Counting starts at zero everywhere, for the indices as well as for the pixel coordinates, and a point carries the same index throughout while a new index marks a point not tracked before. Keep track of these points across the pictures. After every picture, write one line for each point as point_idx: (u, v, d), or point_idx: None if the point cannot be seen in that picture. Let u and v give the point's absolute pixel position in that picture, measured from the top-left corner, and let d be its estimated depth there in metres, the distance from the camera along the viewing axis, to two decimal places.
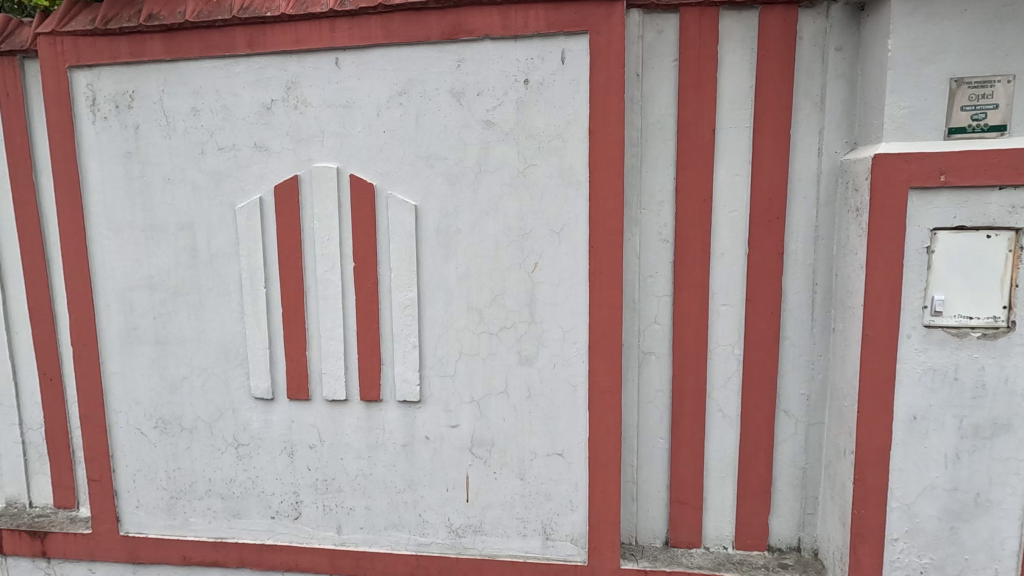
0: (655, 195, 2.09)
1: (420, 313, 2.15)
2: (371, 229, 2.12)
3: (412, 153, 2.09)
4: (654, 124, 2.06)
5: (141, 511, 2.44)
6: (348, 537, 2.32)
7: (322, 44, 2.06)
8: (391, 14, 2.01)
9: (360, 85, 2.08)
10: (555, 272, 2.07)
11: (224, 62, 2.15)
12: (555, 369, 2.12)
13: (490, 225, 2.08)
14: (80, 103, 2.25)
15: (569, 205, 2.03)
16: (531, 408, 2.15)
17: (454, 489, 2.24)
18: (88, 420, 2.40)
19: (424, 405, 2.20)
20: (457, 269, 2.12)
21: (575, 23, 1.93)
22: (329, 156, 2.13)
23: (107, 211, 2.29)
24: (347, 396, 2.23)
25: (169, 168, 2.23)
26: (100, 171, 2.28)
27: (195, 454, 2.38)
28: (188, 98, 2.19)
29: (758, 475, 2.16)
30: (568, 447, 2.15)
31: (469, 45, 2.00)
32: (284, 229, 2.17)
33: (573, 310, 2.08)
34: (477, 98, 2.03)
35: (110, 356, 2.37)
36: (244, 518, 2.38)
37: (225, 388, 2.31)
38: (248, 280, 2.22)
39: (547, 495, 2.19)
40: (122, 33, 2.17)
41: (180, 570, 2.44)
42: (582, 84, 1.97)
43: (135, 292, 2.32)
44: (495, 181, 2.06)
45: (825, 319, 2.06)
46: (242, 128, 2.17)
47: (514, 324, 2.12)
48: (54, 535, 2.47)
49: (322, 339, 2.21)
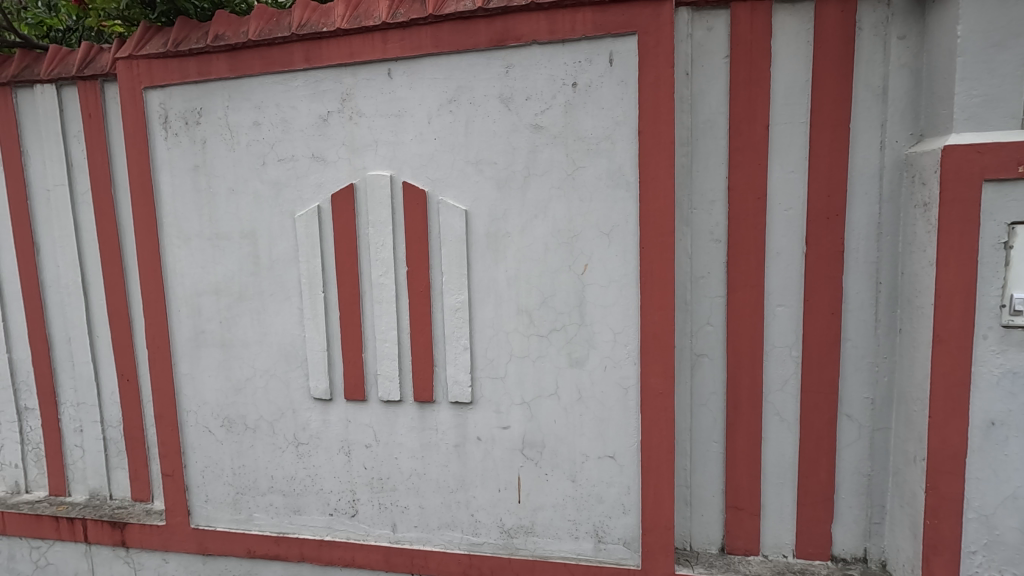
0: (706, 195, 2.06)
1: (471, 315, 2.19)
2: (423, 234, 2.18)
3: (462, 159, 2.13)
4: (705, 122, 2.03)
5: (209, 506, 2.58)
6: (403, 535, 2.38)
7: (376, 56, 2.13)
8: (440, 24, 2.06)
9: (412, 94, 2.14)
10: (605, 274, 2.07)
11: (283, 78, 2.25)
12: (605, 371, 2.11)
13: (540, 228, 2.10)
14: (153, 121, 2.41)
15: (618, 206, 2.03)
16: (582, 411, 2.15)
17: (506, 490, 2.26)
18: (161, 419, 2.56)
19: (475, 406, 2.23)
20: (506, 272, 2.14)
21: (623, 24, 1.93)
22: (382, 165, 2.20)
23: (177, 221, 2.44)
24: (401, 397, 2.29)
25: (233, 180, 2.36)
26: (172, 184, 2.42)
27: (258, 451, 2.49)
28: (251, 113, 2.30)
29: (819, 482, 2.09)
30: (619, 449, 2.13)
31: (517, 51, 2.03)
32: (340, 235, 2.25)
33: (623, 312, 2.07)
34: (525, 103, 2.06)
35: (181, 357, 2.51)
36: (304, 514, 2.47)
37: (286, 388, 2.41)
38: (307, 285, 2.31)
39: (598, 498, 2.18)
40: (191, 54, 2.32)
41: (245, 562, 2.55)
42: (630, 85, 1.97)
43: (203, 298, 2.45)
44: (544, 184, 2.07)
45: (890, 319, 1.97)
46: (301, 140, 2.27)
47: (564, 326, 2.12)
48: (132, 526, 2.64)
49: (377, 341, 2.28)
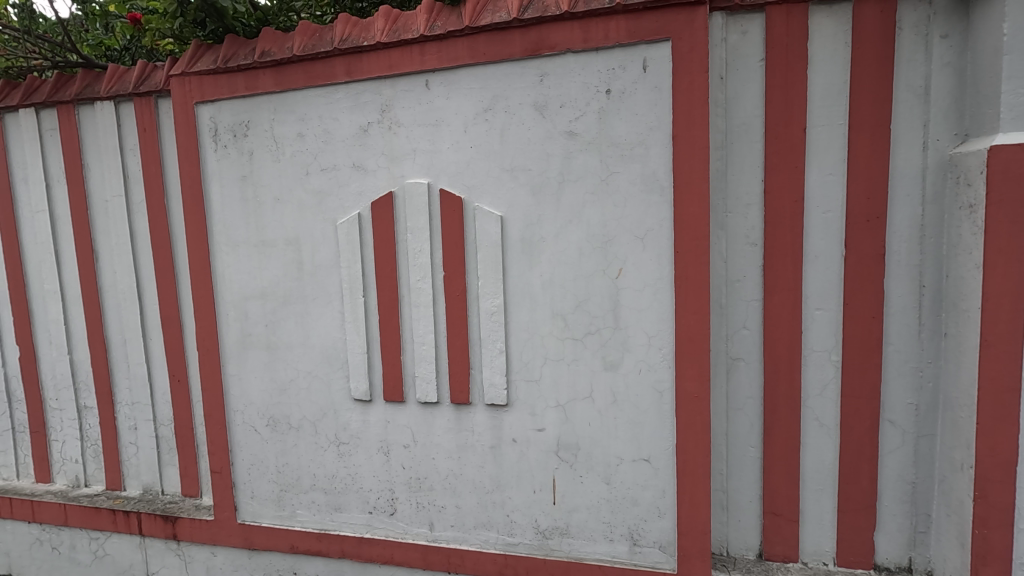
0: (741, 198, 2.05)
1: (506, 319, 2.23)
2: (460, 239, 2.23)
3: (497, 166, 2.18)
4: (739, 126, 2.03)
5: (255, 502, 2.68)
6: (440, 534, 2.43)
7: (414, 68, 2.20)
8: (476, 35, 2.12)
9: (448, 104, 2.20)
10: (639, 277, 2.08)
11: (326, 91, 2.34)
12: (640, 374, 2.12)
13: (574, 232, 2.13)
14: (204, 134, 2.54)
15: (652, 210, 2.04)
16: (617, 413, 2.16)
17: (541, 491, 2.29)
18: (211, 418, 2.68)
19: (511, 409, 2.27)
20: (541, 277, 2.18)
21: (656, 32, 1.95)
22: (420, 173, 2.27)
23: (226, 229, 2.55)
24: (438, 398, 2.35)
25: (278, 189, 2.46)
26: (221, 194, 2.54)
27: (301, 450, 2.58)
28: (295, 124, 2.40)
29: (861, 489, 2.06)
30: (654, 452, 2.14)
31: (551, 60, 2.07)
32: (380, 241, 2.33)
33: (658, 316, 2.08)
34: (560, 110, 2.09)
35: (229, 359, 2.63)
36: (344, 512, 2.55)
37: (328, 389, 2.50)
38: (348, 289, 2.40)
39: (633, 501, 2.19)
40: (239, 70, 2.43)
41: (289, 558, 2.65)
42: (664, 91, 1.98)
43: (250, 302, 2.56)
44: (579, 190, 2.11)
45: (934, 323, 1.93)
46: (342, 150, 2.35)
47: (598, 330, 2.15)
48: (183, 520, 2.76)
49: (415, 344, 2.35)
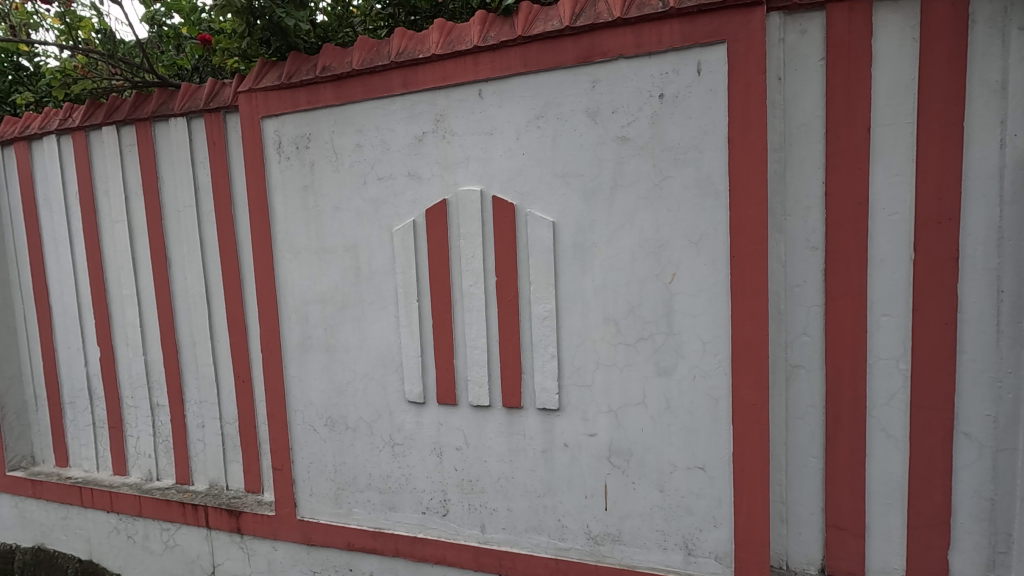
0: (800, 201, 2.00)
1: (558, 324, 2.24)
2: (512, 244, 2.27)
3: (550, 172, 2.20)
4: (799, 127, 1.98)
5: (313, 499, 2.78)
6: (491, 536, 2.46)
7: (468, 78, 2.26)
8: (529, 45, 2.15)
9: (501, 113, 2.24)
10: (694, 282, 2.06)
11: (383, 102, 2.43)
12: (695, 381, 2.09)
13: (627, 237, 2.13)
14: (269, 147, 2.67)
15: (707, 214, 2.02)
16: (670, 420, 2.14)
17: (592, 496, 2.28)
18: (274, 417, 2.80)
19: (562, 413, 2.28)
20: (593, 282, 2.18)
21: (711, 34, 1.94)
22: (473, 181, 2.31)
23: (289, 237, 2.68)
24: (491, 402, 2.38)
25: (338, 198, 2.56)
26: (284, 203, 2.67)
27: (357, 450, 2.66)
28: (353, 136, 2.50)
29: (933, 504, 1.95)
30: (710, 460, 2.10)
31: (603, 66, 2.08)
32: (434, 247, 2.39)
33: (713, 321, 2.04)
34: (612, 116, 2.10)
35: (290, 361, 2.74)
36: (398, 511, 2.62)
37: (383, 391, 2.58)
38: (403, 294, 2.47)
39: (687, 509, 2.15)
40: (302, 85, 2.55)
41: (344, 555, 2.73)
42: (719, 93, 1.96)
43: (310, 306, 2.67)
44: (631, 195, 2.10)
45: (1013, 331, 1.83)
46: (398, 160, 2.43)
47: (651, 335, 2.13)
48: (246, 514, 2.90)
49: (468, 348, 2.39)
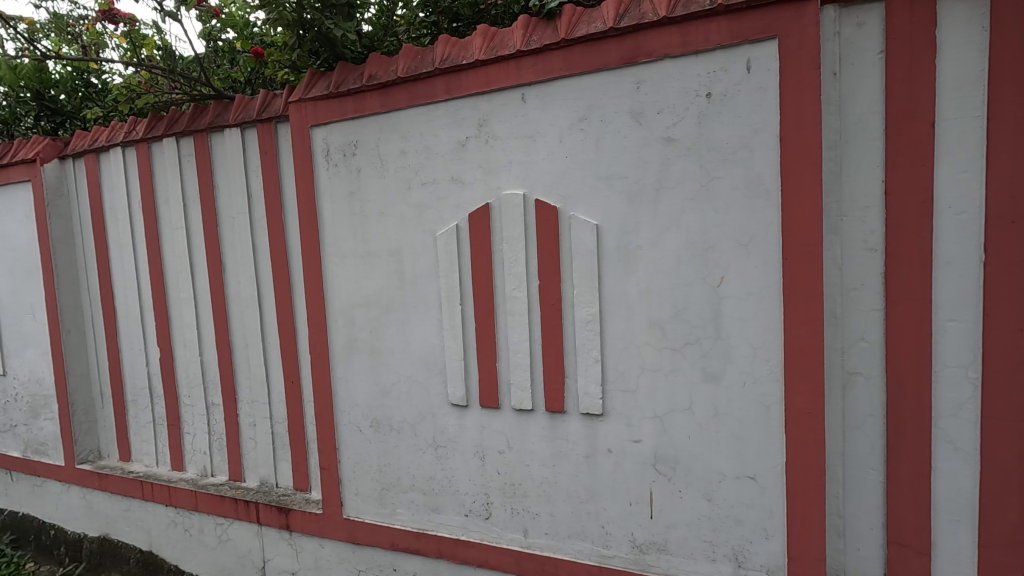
0: (857, 201, 1.92)
1: (602, 328, 2.22)
2: (554, 248, 2.26)
3: (593, 175, 2.18)
4: (855, 124, 1.90)
5: (358, 499, 2.83)
6: (534, 541, 2.44)
7: (511, 82, 2.27)
8: (572, 47, 2.15)
9: (544, 116, 2.24)
10: (743, 286, 2.00)
11: (427, 109, 2.47)
12: (744, 388, 2.03)
13: (672, 240, 2.08)
14: (317, 155, 2.75)
15: (757, 216, 1.96)
16: (718, 427, 2.08)
17: (637, 504, 2.24)
18: (321, 417, 2.88)
19: (606, 419, 2.25)
20: (637, 285, 2.15)
21: (760, 30, 1.89)
22: (516, 185, 2.32)
23: (336, 242, 2.75)
24: (533, 406, 2.38)
25: (383, 204, 2.61)
26: (331, 209, 2.74)
27: (401, 451, 2.70)
28: (398, 142, 2.55)
29: (1007, 523, 1.82)
30: (761, 470, 2.03)
31: (648, 67, 2.06)
32: (477, 251, 2.41)
33: (764, 326, 1.98)
34: (657, 116, 2.07)
35: (337, 362, 2.81)
36: (441, 513, 2.64)
37: (426, 394, 2.61)
38: (446, 298, 2.49)
39: (737, 520, 2.09)
40: (349, 94, 2.62)
41: (388, 554, 2.77)
42: (770, 91, 1.91)
43: (356, 310, 2.74)
44: (677, 196, 2.06)
45: None
46: (441, 165, 2.46)
47: (698, 339, 2.08)
48: (295, 511, 2.98)
49: (510, 352, 2.39)
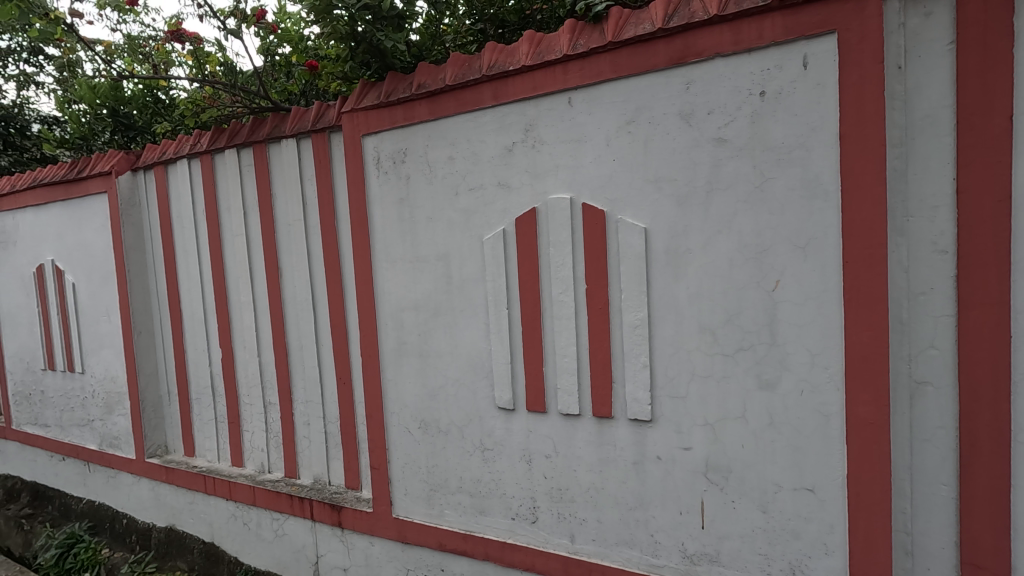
0: (925, 200, 1.80)
1: (651, 333, 2.19)
2: (602, 252, 2.24)
3: (641, 178, 2.16)
4: (922, 119, 1.78)
5: (408, 499, 2.89)
6: (581, 547, 2.43)
7: (557, 86, 2.27)
8: (619, 50, 2.14)
9: (591, 120, 2.23)
10: (800, 290, 1.93)
11: (474, 115, 2.50)
12: (802, 396, 1.95)
13: (724, 243, 2.03)
14: (368, 163, 2.83)
15: (815, 217, 1.89)
16: (774, 436, 2.01)
17: (688, 513, 2.19)
18: (372, 417, 2.96)
19: (655, 425, 2.22)
20: (688, 289, 2.11)
21: (818, 25, 1.82)
22: (563, 189, 2.32)
23: (386, 247, 2.82)
24: (580, 411, 2.36)
25: (431, 209, 2.66)
26: (382, 215, 2.81)
27: (449, 453, 2.74)
28: (446, 148, 2.60)
29: None
30: (820, 482, 1.95)
31: (698, 66, 2.02)
32: (523, 255, 2.42)
33: (823, 332, 1.90)
34: (708, 117, 2.02)
35: (387, 364, 2.88)
36: (488, 515, 2.66)
37: (474, 397, 2.64)
38: (493, 301, 2.51)
39: (794, 534, 2.01)
40: (399, 103, 2.69)
41: (437, 555, 2.81)
42: (828, 87, 1.83)
43: (405, 313, 2.80)
44: (729, 198, 2.01)
45: None
46: (488, 170, 2.49)
47: (752, 345, 2.02)
48: (347, 509, 3.07)
49: (557, 357, 2.39)
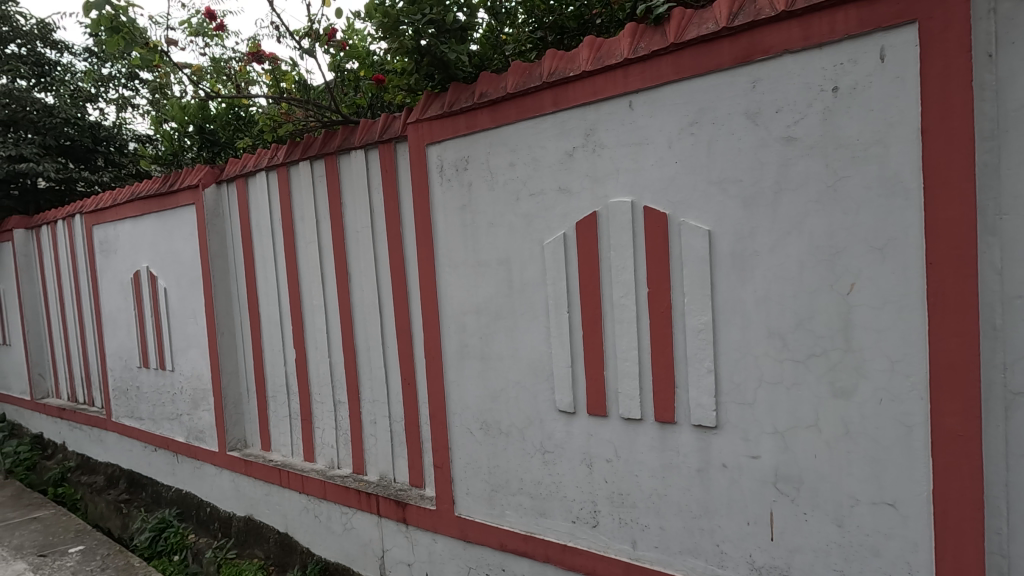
0: (1021, 196, 1.64)
1: (715, 337, 2.14)
2: (664, 254, 2.22)
3: (705, 179, 2.12)
4: (1017, 110, 1.63)
5: (469, 498, 2.96)
6: (643, 553, 2.40)
7: (618, 90, 2.28)
8: (681, 51, 2.12)
9: (652, 122, 2.22)
10: (878, 293, 1.84)
11: (535, 121, 2.54)
12: (881, 405, 1.86)
13: (794, 245, 1.97)
14: (432, 171, 2.93)
15: (894, 217, 1.80)
16: (850, 447, 1.92)
17: (756, 524, 2.13)
18: (435, 418, 3.05)
19: (721, 432, 2.17)
20: (755, 293, 2.05)
21: (897, 15, 1.74)
22: (624, 192, 2.31)
23: (449, 252, 2.91)
24: (642, 415, 2.34)
25: (493, 215, 2.73)
26: (445, 221, 2.90)
27: (510, 455, 2.78)
28: (507, 155, 2.65)
29: None
30: (901, 497, 1.84)
31: (765, 64, 1.97)
32: (584, 259, 2.43)
33: (904, 337, 1.80)
34: (776, 116, 1.97)
35: (449, 366, 2.97)
36: (548, 518, 2.68)
37: (534, 399, 2.67)
38: (554, 305, 2.54)
39: (873, 551, 1.91)
40: (462, 112, 2.77)
41: (498, 555, 2.85)
42: (908, 80, 1.74)
43: (467, 316, 2.87)
44: (799, 198, 1.94)
45: None
46: (549, 175, 2.52)
47: (825, 351, 1.94)
48: (411, 506, 3.18)
49: (618, 360, 2.38)
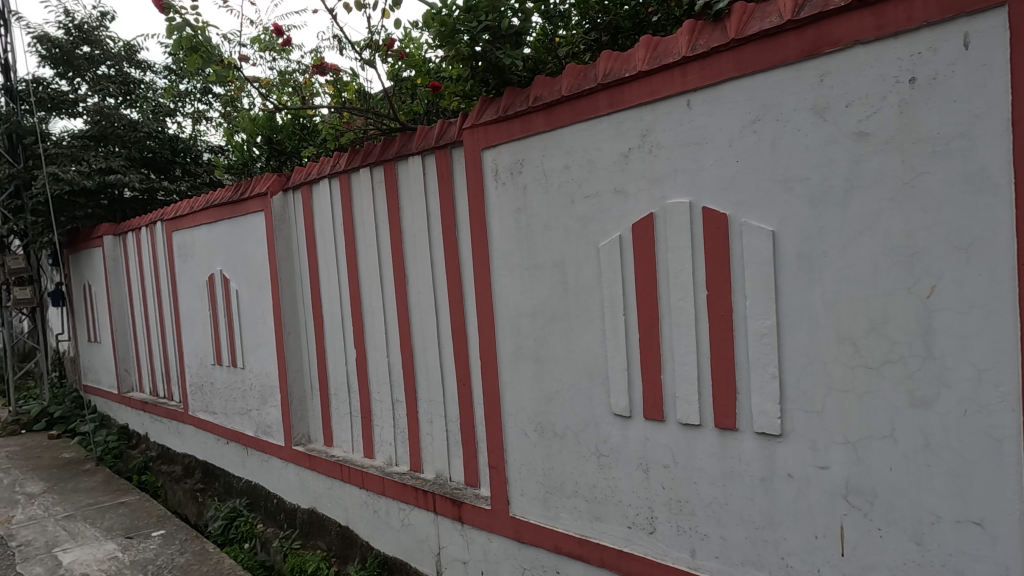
0: None
1: (780, 341, 2.06)
2: (725, 256, 2.16)
3: (769, 178, 2.05)
4: None
5: (524, 499, 2.97)
6: (702, 563, 2.34)
7: (675, 89, 2.23)
8: (742, 47, 2.06)
9: (712, 121, 2.16)
10: (962, 297, 1.72)
11: (590, 123, 2.53)
12: (966, 416, 1.73)
13: (867, 246, 1.87)
14: (488, 174, 2.97)
15: (980, 215, 1.67)
16: (930, 460, 1.80)
17: (825, 537, 2.03)
18: (490, 418, 3.08)
19: (786, 440, 2.08)
20: (823, 295, 1.96)
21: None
22: (682, 193, 2.27)
23: (503, 255, 2.94)
24: (701, 421, 2.29)
25: (547, 217, 2.74)
26: (500, 224, 2.94)
27: (565, 457, 2.78)
28: (562, 157, 2.65)
29: None
30: (990, 516, 1.71)
31: (833, 57, 1.88)
32: (641, 261, 2.40)
33: (993, 344, 1.68)
34: (846, 110, 1.87)
35: (504, 367, 3.00)
36: (604, 522, 2.65)
37: (589, 402, 2.65)
38: (610, 307, 2.52)
39: (957, 572, 1.78)
40: (516, 116, 2.80)
41: (552, 557, 2.85)
42: (997, 68, 1.62)
43: (522, 319, 2.89)
44: (872, 197, 1.85)
45: None
46: (605, 177, 2.51)
47: (902, 358, 1.83)
48: (467, 505, 3.23)
49: (676, 364, 2.34)
